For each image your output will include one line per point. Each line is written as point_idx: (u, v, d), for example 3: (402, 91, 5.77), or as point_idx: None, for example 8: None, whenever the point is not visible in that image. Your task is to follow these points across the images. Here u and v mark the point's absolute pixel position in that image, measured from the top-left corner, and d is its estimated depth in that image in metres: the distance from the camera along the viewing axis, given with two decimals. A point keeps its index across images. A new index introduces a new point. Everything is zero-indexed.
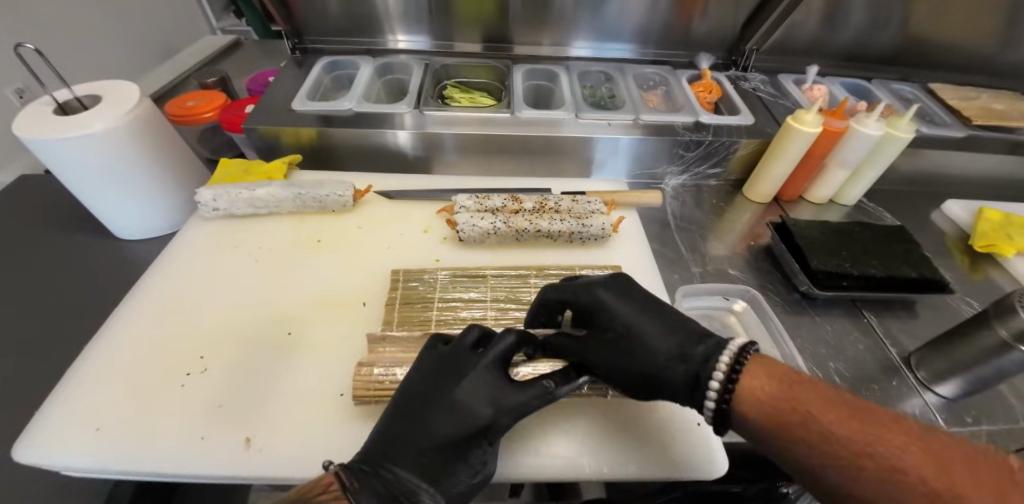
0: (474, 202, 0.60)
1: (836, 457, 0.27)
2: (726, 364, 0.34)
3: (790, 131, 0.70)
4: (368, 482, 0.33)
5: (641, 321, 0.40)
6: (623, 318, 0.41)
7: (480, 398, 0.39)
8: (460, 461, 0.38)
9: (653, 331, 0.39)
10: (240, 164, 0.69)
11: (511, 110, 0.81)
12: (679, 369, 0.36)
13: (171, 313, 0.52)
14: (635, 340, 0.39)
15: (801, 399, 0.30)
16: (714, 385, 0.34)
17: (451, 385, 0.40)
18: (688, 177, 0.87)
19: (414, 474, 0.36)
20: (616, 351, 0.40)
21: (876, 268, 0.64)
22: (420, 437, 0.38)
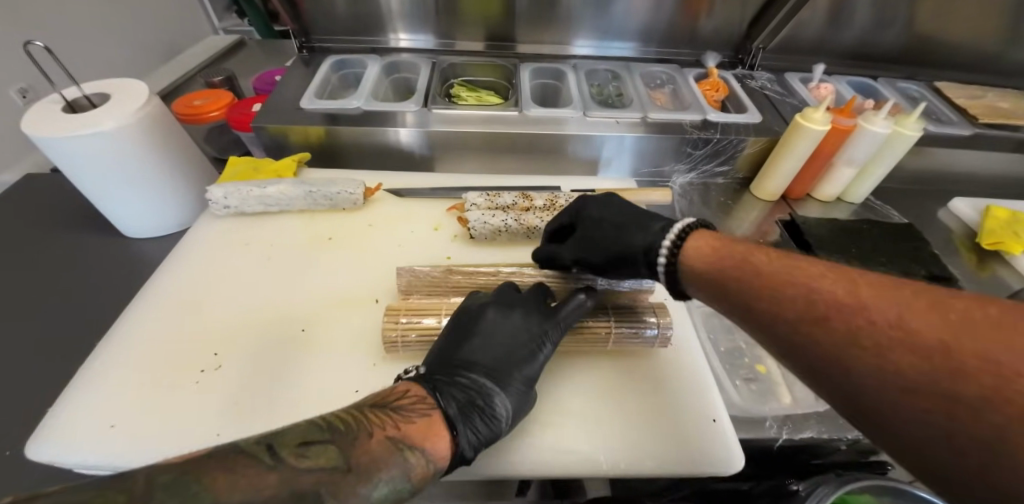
0: (484, 199, 0.60)
1: (768, 297, 0.31)
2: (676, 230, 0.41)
3: (798, 128, 0.70)
4: (447, 390, 0.38)
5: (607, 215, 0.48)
6: (594, 215, 0.49)
7: (533, 318, 0.44)
8: (524, 371, 0.42)
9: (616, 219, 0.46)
10: (250, 162, 0.69)
11: (519, 108, 0.81)
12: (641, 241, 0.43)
13: (183, 310, 0.52)
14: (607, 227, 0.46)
15: (738, 257, 0.35)
16: (664, 251, 0.40)
17: (502, 313, 0.44)
18: (696, 175, 0.87)
19: (486, 381, 0.40)
20: (593, 239, 0.47)
21: (885, 265, 0.64)
22: (484, 353, 0.42)
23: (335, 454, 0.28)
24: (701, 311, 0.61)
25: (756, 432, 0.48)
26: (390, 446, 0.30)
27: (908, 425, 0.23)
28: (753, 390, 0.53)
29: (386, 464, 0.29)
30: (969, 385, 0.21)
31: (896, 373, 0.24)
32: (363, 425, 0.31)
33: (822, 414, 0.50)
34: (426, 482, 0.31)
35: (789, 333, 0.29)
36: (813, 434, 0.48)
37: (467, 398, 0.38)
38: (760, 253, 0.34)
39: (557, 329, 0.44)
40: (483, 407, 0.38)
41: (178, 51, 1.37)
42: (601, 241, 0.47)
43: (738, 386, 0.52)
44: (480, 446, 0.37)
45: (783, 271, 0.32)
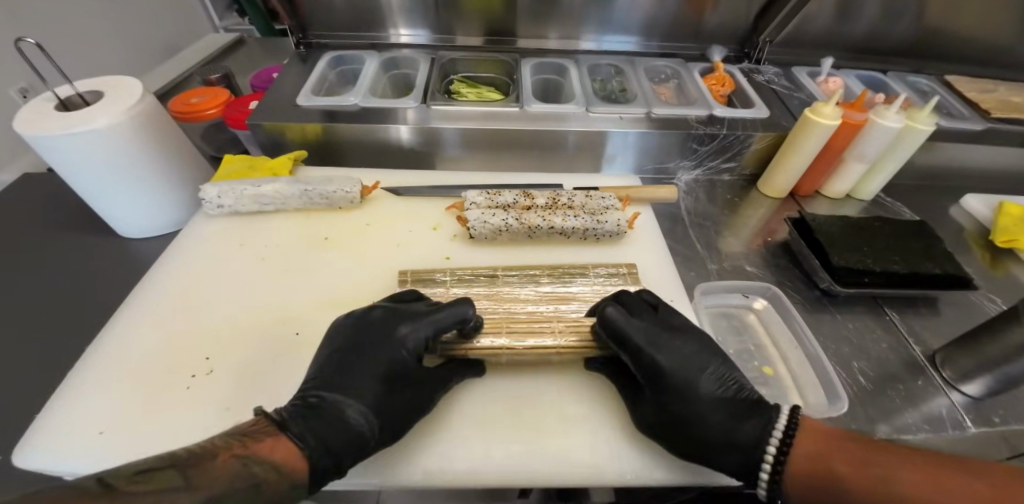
0: (484, 197, 0.57)
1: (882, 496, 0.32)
2: (783, 426, 0.38)
3: (808, 123, 0.68)
4: (300, 411, 0.38)
5: (709, 389, 0.42)
6: (677, 375, 0.42)
7: (390, 323, 0.44)
8: (387, 377, 0.42)
9: (713, 397, 0.41)
10: (246, 160, 0.68)
11: (520, 104, 0.79)
12: (734, 457, 0.39)
13: (176, 312, 0.50)
14: (691, 395, 0.41)
15: (833, 459, 0.35)
16: (765, 467, 0.37)
17: (369, 322, 0.45)
18: (702, 172, 0.85)
19: (341, 395, 0.40)
20: (660, 388, 0.42)
21: (899, 264, 0.62)
22: (348, 366, 0.42)
23: (175, 474, 0.27)
24: (708, 313, 0.59)
25: None
26: (234, 462, 0.30)
27: None
28: (763, 394, 0.51)
29: (234, 478, 0.29)
30: None
31: None
32: (208, 449, 0.30)
33: (836, 418, 0.47)
34: (280, 487, 0.31)
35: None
36: None
37: (322, 418, 0.37)
38: (844, 446, 0.36)
39: (422, 329, 0.43)
40: (340, 423, 0.37)
41: (176, 50, 1.36)
42: (671, 391, 0.42)
43: None
44: (347, 456, 0.37)
45: (830, 462, 0.35)
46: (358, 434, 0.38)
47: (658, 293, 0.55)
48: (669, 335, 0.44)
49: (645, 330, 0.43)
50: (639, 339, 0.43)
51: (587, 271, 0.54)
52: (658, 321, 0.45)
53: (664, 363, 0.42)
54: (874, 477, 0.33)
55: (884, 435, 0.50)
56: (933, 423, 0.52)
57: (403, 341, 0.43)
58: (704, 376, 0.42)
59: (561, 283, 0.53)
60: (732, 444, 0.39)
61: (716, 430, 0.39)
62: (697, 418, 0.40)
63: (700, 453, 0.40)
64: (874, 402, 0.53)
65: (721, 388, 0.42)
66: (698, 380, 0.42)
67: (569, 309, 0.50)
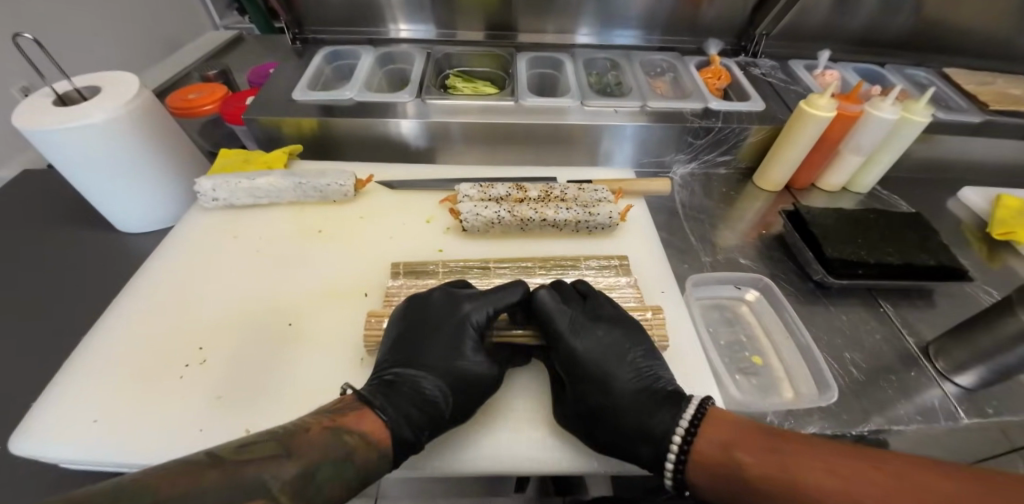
0: (477, 190, 0.57)
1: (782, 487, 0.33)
2: (689, 414, 0.39)
3: (803, 116, 0.68)
4: (378, 387, 0.40)
5: (628, 378, 0.43)
6: (596, 363, 0.43)
7: (455, 302, 0.46)
8: (454, 355, 0.43)
9: (631, 386, 0.42)
10: (241, 154, 0.68)
11: (515, 98, 0.79)
12: (647, 448, 0.40)
13: (171, 302, 0.51)
14: (608, 383, 0.43)
15: (735, 450, 0.35)
16: (671, 457, 0.38)
17: (430, 302, 0.46)
18: (697, 165, 0.85)
19: (416, 371, 0.42)
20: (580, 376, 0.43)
21: (893, 255, 0.62)
22: (418, 344, 0.44)
23: (275, 445, 0.29)
24: (701, 304, 0.59)
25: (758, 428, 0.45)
26: (325, 434, 0.32)
27: None
28: (754, 384, 0.51)
29: (329, 444, 0.31)
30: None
31: None
32: (300, 423, 0.32)
33: (826, 408, 0.47)
34: (369, 457, 0.33)
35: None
36: (818, 429, 0.45)
37: (399, 393, 0.40)
38: (748, 435, 0.36)
39: (486, 308, 0.45)
40: (416, 397, 0.40)
41: (174, 47, 1.36)
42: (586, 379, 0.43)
43: (738, 380, 0.51)
44: (423, 430, 0.39)
45: (735, 455, 0.35)
46: (432, 408, 0.40)
47: (649, 284, 0.55)
48: (594, 324, 0.46)
49: (570, 317, 0.45)
50: (562, 326, 0.44)
51: (578, 263, 0.54)
52: (588, 312, 0.47)
53: (583, 351, 0.43)
54: (776, 464, 0.34)
55: (877, 426, 0.50)
56: (926, 415, 0.52)
57: (469, 318, 0.44)
58: (622, 366, 0.44)
59: (552, 274, 0.53)
60: (646, 432, 0.40)
61: (631, 419, 0.41)
62: (612, 406, 0.41)
63: (611, 443, 0.41)
64: (867, 394, 0.53)
65: (637, 379, 0.43)
66: (617, 371, 0.43)
67: None
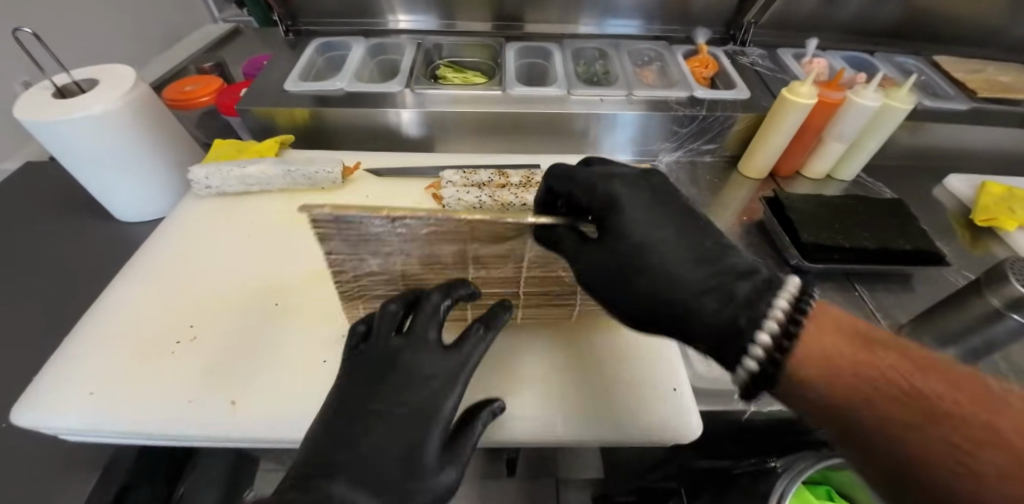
0: (460, 176, 0.59)
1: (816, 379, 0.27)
2: (788, 303, 0.28)
3: (785, 103, 0.69)
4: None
5: (680, 242, 0.33)
6: (633, 226, 0.33)
7: (413, 386, 0.35)
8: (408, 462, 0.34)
9: (681, 249, 0.32)
10: (234, 144, 0.70)
11: (502, 88, 0.80)
12: (709, 304, 0.30)
13: (165, 284, 0.53)
14: (652, 245, 0.33)
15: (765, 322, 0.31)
16: (758, 351, 0.28)
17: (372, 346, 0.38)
18: (683, 153, 0.86)
19: (356, 490, 0.32)
20: (611, 245, 0.34)
21: (869, 240, 0.63)
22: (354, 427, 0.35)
23: None
24: None
25: (725, 405, 0.49)
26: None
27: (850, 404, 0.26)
28: None
29: None
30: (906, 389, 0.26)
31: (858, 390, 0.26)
32: None
33: None
34: None
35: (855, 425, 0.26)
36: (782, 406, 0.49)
37: None
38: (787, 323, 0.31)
39: (453, 398, 0.36)
40: None
41: (173, 40, 1.38)
42: (613, 238, 0.34)
43: (709, 360, 0.53)
44: None
45: None
46: None
47: None
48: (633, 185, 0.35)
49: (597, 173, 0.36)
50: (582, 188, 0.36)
51: None
52: (618, 170, 0.37)
53: (619, 200, 0.34)
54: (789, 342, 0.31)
55: None
56: None
57: (434, 415, 0.35)
58: (674, 229, 0.33)
59: None
60: (708, 292, 0.30)
61: (684, 280, 0.31)
62: (651, 252, 0.33)
63: (647, 317, 0.34)
64: None
65: (699, 234, 0.33)
66: (664, 233, 0.33)
67: None
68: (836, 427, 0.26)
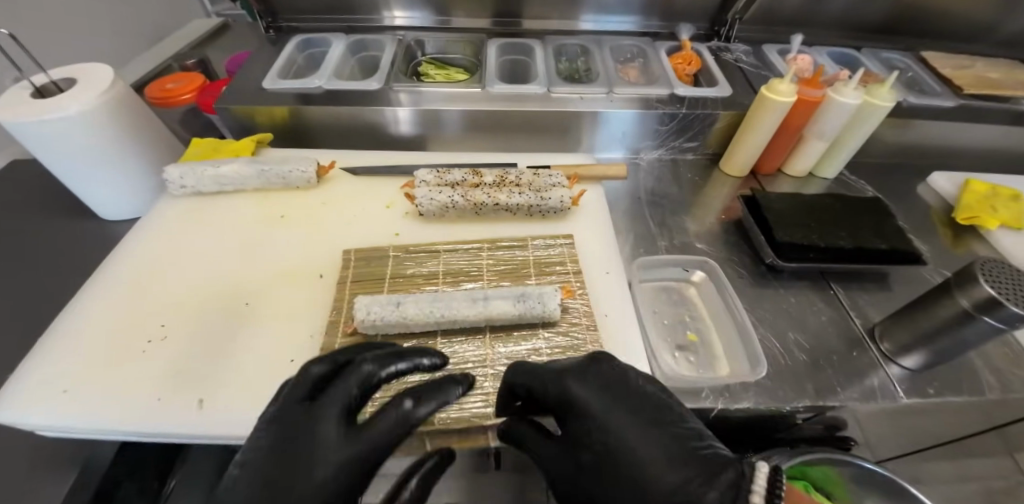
0: (434, 176, 0.59)
1: None
2: (764, 484, 0.30)
3: (765, 101, 0.68)
4: None
5: (647, 449, 0.35)
6: (607, 436, 0.36)
7: (331, 440, 0.34)
8: None
9: (649, 455, 0.34)
10: (212, 143, 0.70)
11: (482, 85, 0.80)
12: None
13: (137, 284, 0.53)
14: (621, 450, 0.35)
15: None
16: None
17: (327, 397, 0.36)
18: (664, 151, 0.86)
19: None
20: (592, 473, 0.36)
21: (845, 239, 0.63)
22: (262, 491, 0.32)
23: None
24: (648, 288, 0.63)
25: (693, 402, 0.48)
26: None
27: None
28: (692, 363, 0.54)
29: None
30: None
31: None
32: None
33: (758, 383, 0.50)
34: None
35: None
36: (751, 403, 0.48)
37: None
38: None
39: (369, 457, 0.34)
40: None
41: (160, 36, 1.37)
42: (581, 444, 0.38)
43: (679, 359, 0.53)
44: None
45: None
46: None
47: (594, 266, 0.57)
48: (606, 391, 0.38)
49: (565, 368, 0.40)
50: (551, 392, 0.39)
51: (525, 244, 0.57)
52: (567, 363, 0.41)
53: (579, 400, 0.38)
54: None
55: (810, 401, 0.51)
56: (866, 395, 0.53)
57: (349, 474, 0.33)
58: (643, 432, 0.35)
59: (499, 255, 0.55)
60: (675, 498, 0.32)
61: (653, 486, 0.33)
62: (615, 454, 0.35)
63: None
64: (810, 374, 0.55)
65: (667, 435, 0.35)
66: (633, 442, 0.35)
67: (501, 279, 0.53)
68: None
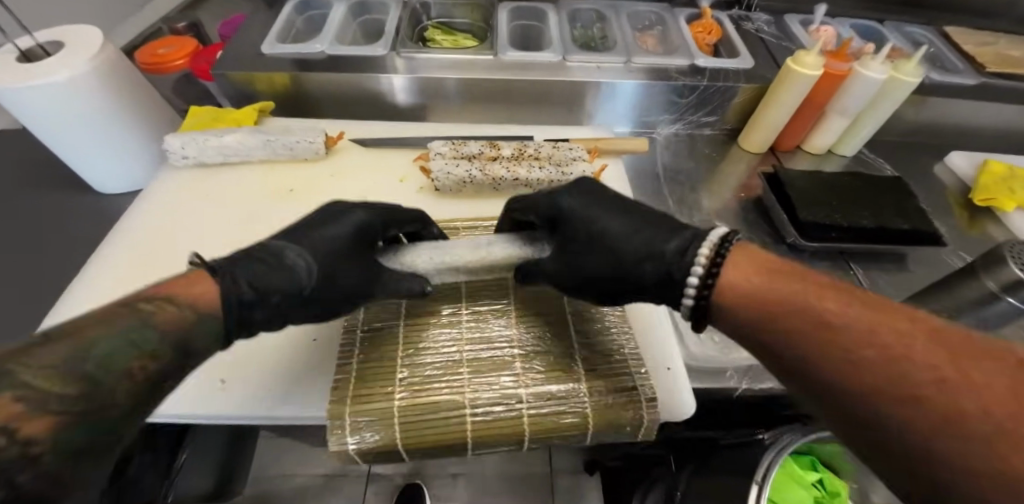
0: (449, 148, 0.56)
1: (855, 359, 0.26)
2: (713, 239, 0.33)
3: (789, 74, 0.66)
4: (241, 256, 0.33)
5: (617, 220, 0.39)
6: (592, 222, 0.40)
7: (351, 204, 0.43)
8: (342, 246, 0.39)
9: (618, 223, 0.38)
10: (211, 112, 0.66)
11: (494, 52, 0.76)
12: (649, 268, 0.36)
13: (144, 261, 0.51)
14: (601, 228, 0.39)
15: (794, 291, 0.30)
16: (692, 282, 0.33)
17: (322, 231, 0.39)
18: (682, 125, 0.83)
19: (286, 243, 0.37)
20: (594, 253, 0.39)
21: (867, 219, 0.62)
22: (302, 224, 0.40)
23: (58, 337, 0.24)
24: None
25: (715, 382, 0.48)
26: (144, 315, 0.27)
27: (896, 377, 0.24)
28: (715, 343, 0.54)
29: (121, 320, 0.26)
30: (957, 387, 0.23)
31: (912, 376, 0.24)
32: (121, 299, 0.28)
33: None
34: (175, 321, 0.27)
35: (811, 371, 0.27)
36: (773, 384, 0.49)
37: (264, 259, 0.34)
38: (808, 287, 0.30)
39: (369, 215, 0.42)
40: (279, 263, 0.34)
41: None
42: (580, 237, 0.40)
43: (702, 339, 0.52)
44: (275, 295, 0.33)
45: (816, 306, 0.28)
46: (293, 275, 0.34)
47: None
48: (588, 187, 0.43)
49: (554, 192, 0.44)
50: (565, 203, 0.42)
51: None
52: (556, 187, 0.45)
53: (568, 204, 0.42)
54: (843, 339, 0.26)
55: None
56: None
57: (363, 221, 0.42)
58: (615, 214, 0.39)
59: None
60: (649, 255, 0.36)
61: (630, 247, 0.37)
62: (600, 233, 0.39)
63: (615, 285, 0.38)
64: None
65: (641, 214, 0.39)
66: (608, 219, 0.39)
67: None
68: (890, 392, 0.24)
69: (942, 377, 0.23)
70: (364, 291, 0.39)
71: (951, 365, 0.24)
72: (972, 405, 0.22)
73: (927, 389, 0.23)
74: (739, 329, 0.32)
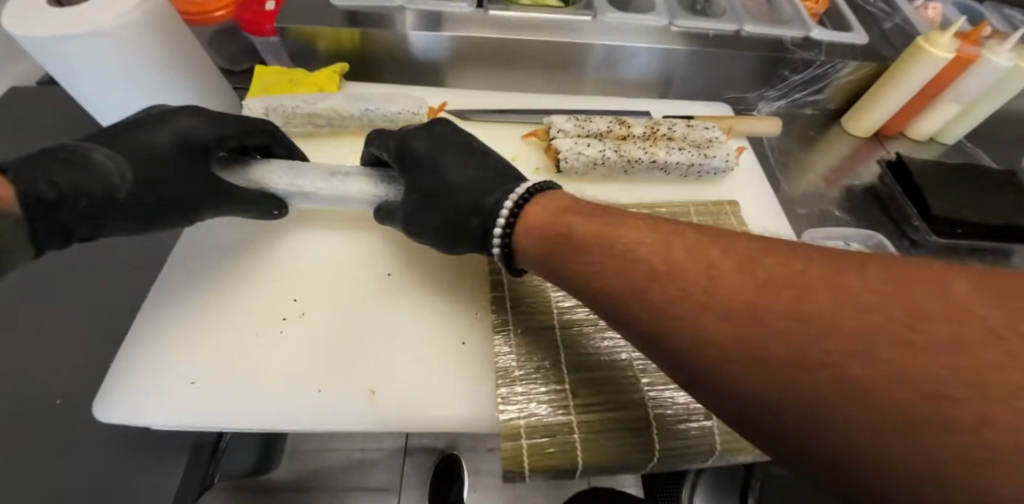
0: (574, 124, 0.50)
1: (693, 320, 0.23)
2: (525, 190, 0.37)
3: (918, 55, 0.61)
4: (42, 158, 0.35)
5: (462, 172, 0.42)
6: (443, 171, 0.42)
7: (210, 119, 0.45)
8: (152, 157, 0.41)
9: (461, 174, 0.41)
10: (286, 74, 0.58)
11: (593, 13, 0.66)
12: (474, 221, 0.39)
13: (250, 253, 0.47)
14: (444, 180, 0.42)
15: (629, 250, 0.28)
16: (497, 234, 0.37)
17: (141, 136, 0.41)
18: (784, 103, 0.77)
19: (101, 153, 0.38)
20: (433, 204, 0.42)
21: (996, 214, 0.58)
22: (137, 136, 0.41)
23: None
24: None
25: None
26: None
27: (740, 337, 0.22)
28: None
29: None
30: (804, 326, 0.20)
31: (766, 336, 0.21)
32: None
33: None
34: None
35: (665, 337, 0.25)
36: None
37: (71, 170, 0.36)
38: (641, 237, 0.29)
39: (235, 129, 0.45)
40: (86, 172, 0.37)
41: None
42: (429, 186, 0.42)
43: None
44: (78, 199, 0.36)
45: (650, 264, 0.27)
46: (104, 188, 0.38)
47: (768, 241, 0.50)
48: (450, 138, 0.45)
49: (430, 133, 0.45)
50: (421, 147, 0.44)
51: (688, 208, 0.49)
52: (409, 128, 0.47)
53: (417, 148, 0.44)
54: (691, 297, 0.24)
55: None
56: None
57: (218, 138, 0.45)
58: (459, 163, 0.42)
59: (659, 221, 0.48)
60: (474, 210, 0.39)
61: (465, 200, 0.40)
62: (443, 184, 0.42)
63: (444, 238, 0.42)
64: None
65: (501, 170, 0.41)
66: (452, 172, 0.42)
67: None
68: (738, 351, 0.21)
69: (792, 324, 0.20)
70: (206, 200, 0.43)
71: (785, 305, 0.21)
72: (831, 344, 0.19)
73: (769, 343, 0.21)
74: (595, 297, 0.30)
